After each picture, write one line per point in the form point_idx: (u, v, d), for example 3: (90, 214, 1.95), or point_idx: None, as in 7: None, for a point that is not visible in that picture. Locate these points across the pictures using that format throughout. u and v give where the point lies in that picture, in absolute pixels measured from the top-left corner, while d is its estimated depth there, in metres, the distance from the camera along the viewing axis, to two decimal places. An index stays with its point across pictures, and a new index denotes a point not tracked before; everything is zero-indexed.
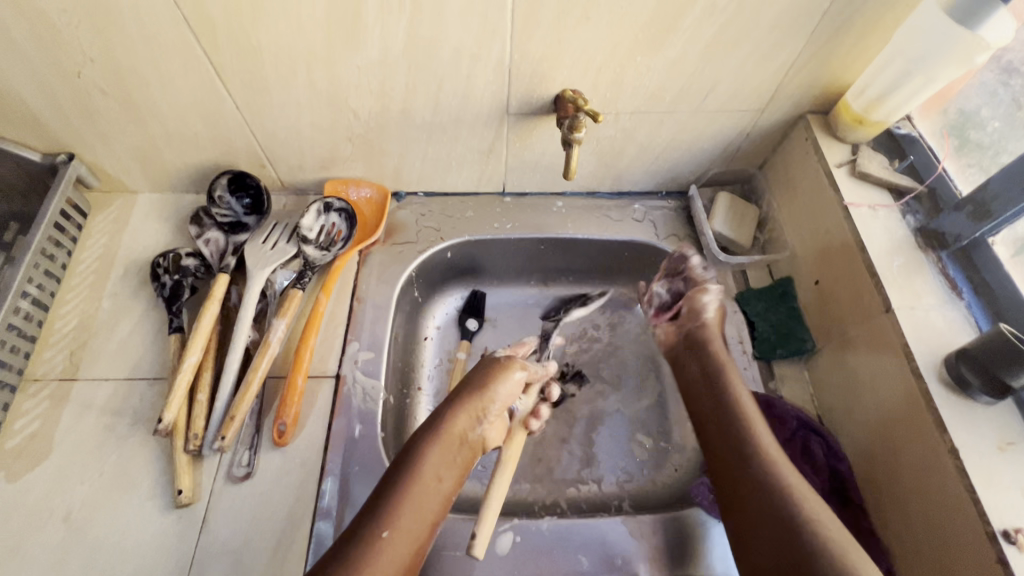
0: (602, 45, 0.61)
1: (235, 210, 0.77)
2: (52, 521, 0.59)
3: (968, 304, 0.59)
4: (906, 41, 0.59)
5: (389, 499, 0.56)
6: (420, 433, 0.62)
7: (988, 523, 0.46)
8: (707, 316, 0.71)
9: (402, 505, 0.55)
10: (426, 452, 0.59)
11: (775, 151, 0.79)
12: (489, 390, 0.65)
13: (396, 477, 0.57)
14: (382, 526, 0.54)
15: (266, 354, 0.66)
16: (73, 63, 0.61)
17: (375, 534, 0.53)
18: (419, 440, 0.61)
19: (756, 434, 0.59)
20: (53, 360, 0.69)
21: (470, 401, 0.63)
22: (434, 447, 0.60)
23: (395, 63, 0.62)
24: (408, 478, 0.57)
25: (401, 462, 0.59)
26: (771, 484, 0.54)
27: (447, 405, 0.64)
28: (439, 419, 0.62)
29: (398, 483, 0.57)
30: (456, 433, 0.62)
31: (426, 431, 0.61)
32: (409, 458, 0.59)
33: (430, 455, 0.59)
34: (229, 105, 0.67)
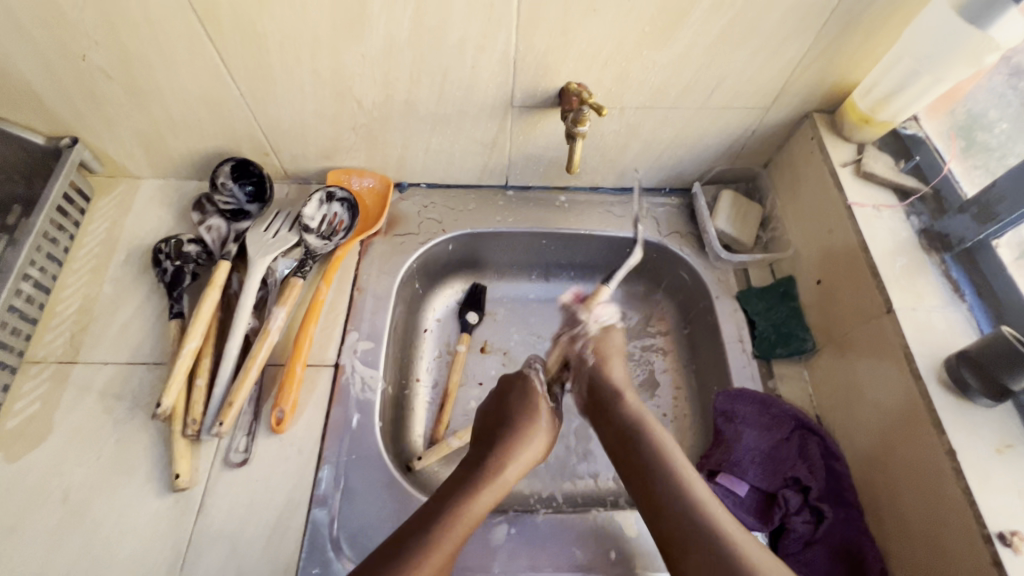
0: (608, 38, 0.61)
1: (237, 197, 0.77)
2: (51, 502, 0.59)
3: (970, 306, 0.59)
4: (917, 37, 0.58)
5: (440, 529, 0.53)
6: (476, 470, 0.60)
7: (984, 526, 0.46)
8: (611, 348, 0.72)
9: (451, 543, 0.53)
10: (482, 494, 0.58)
11: (760, 166, 0.82)
12: (524, 446, 0.64)
13: (452, 508, 0.55)
14: (430, 557, 0.52)
15: (266, 342, 0.66)
16: (78, 46, 0.61)
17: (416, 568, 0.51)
18: (476, 478, 0.59)
19: (650, 434, 0.62)
20: (53, 343, 0.69)
21: (525, 458, 0.63)
22: (491, 492, 0.59)
23: (400, 52, 0.62)
24: (462, 514, 0.55)
25: (459, 494, 0.57)
26: (670, 480, 0.56)
27: (505, 452, 0.62)
28: (497, 465, 0.61)
29: (452, 515, 0.55)
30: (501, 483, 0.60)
31: (487, 471, 0.60)
32: (457, 487, 0.58)
33: (487, 496, 0.58)
34: (234, 91, 0.67)
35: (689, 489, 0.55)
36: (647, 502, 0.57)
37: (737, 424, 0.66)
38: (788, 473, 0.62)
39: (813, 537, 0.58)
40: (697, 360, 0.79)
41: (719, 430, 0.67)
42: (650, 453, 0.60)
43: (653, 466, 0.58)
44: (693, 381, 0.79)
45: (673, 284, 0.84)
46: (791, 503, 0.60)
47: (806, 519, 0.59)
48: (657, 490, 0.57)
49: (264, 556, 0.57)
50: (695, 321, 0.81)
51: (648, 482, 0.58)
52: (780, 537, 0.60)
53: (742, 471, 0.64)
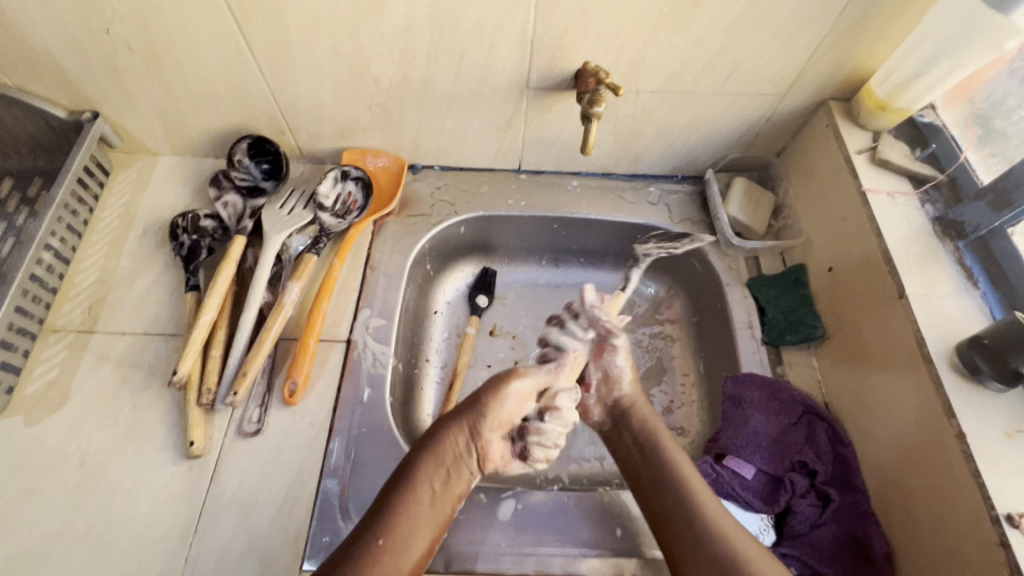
0: (626, 19, 0.61)
1: (253, 174, 0.78)
2: (69, 465, 0.61)
3: (983, 293, 0.59)
4: (939, 21, 0.57)
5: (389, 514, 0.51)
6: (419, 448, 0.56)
7: (993, 508, 0.46)
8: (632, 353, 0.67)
9: (403, 526, 0.51)
10: (429, 468, 0.55)
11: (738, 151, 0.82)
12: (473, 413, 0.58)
13: (394, 492, 0.53)
14: (376, 543, 0.50)
15: (280, 316, 0.67)
16: (102, 19, 0.61)
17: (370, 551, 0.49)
18: (422, 453, 0.55)
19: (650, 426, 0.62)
20: (72, 313, 0.70)
21: (471, 414, 0.57)
22: (439, 466, 0.55)
23: (418, 30, 0.63)
24: (409, 490, 0.53)
25: (402, 474, 0.55)
26: (685, 502, 0.54)
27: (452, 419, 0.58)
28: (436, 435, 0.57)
29: (395, 497, 0.52)
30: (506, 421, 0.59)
31: (431, 442, 0.56)
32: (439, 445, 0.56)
33: (432, 471, 0.54)
34: (253, 67, 0.68)
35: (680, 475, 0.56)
36: (646, 494, 0.58)
37: (744, 407, 0.66)
38: (794, 457, 0.63)
39: (820, 520, 0.59)
40: (706, 346, 0.80)
41: (726, 414, 0.67)
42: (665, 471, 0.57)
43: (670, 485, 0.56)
44: (701, 368, 0.80)
45: (682, 271, 0.84)
46: (797, 486, 0.61)
47: (812, 502, 0.60)
48: (672, 507, 0.55)
49: (276, 524, 0.58)
50: (704, 308, 0.81)
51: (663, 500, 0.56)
52: (785, 519, 0.61)
53: (749, 454, 0.64)
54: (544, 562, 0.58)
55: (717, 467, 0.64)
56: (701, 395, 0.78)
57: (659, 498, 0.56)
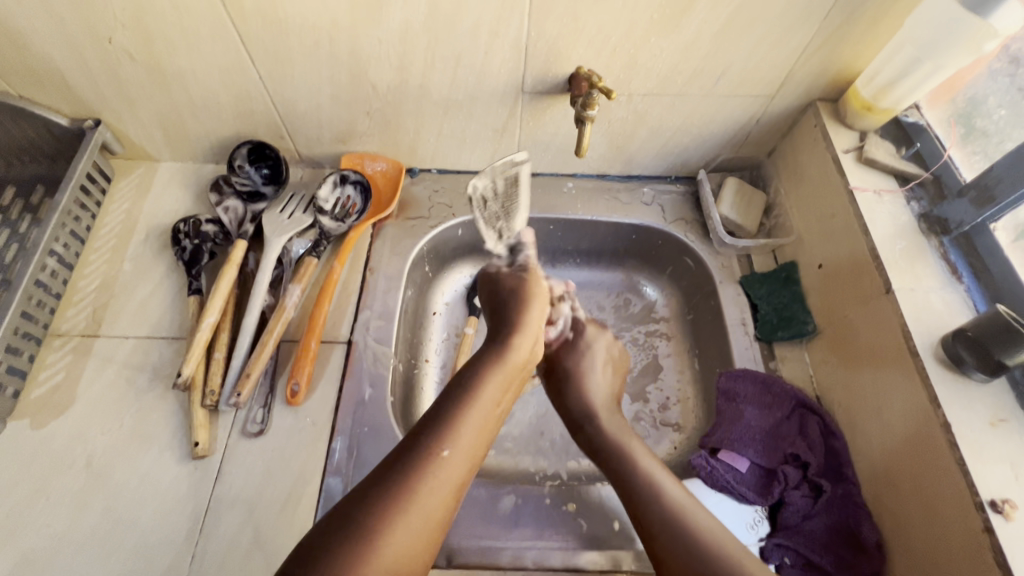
0: (618, 24, 0.62)
1: (254, 179, 0.80)
2: (75, 467, 0.62)
3: (967, 288, 0.60)
4: (920, 25, 0.59)
5: (450, 420, 0.49)
6: (478, 360, 0.56)
7: (977, 494, 0.48)
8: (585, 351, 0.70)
9: (469, 422, 0.49)
10: (487, 381, 0.53)
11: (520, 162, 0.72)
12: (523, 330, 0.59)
13: (449, 400, 0.50)
14: (445, 440, 0.47)
15: (281, 319, 0.68)
16: (105, 28, 0.63)
17: (434, 452, 0.46)
18: (475, 371, 0.54)
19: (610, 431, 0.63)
20: (77, 317, 0.71)
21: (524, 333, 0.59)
22: (496, 377, 0.54)
23: (415, 37, 0.64)
24: (468, 400, 0.51)
25: (458, 388, 0.52)
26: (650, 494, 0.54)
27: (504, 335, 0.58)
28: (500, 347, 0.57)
29: (451, 401, 0.50)
30: (523, 364, 0.58)
31: (489, 357, 0.56)
32: (470, 395, 0.51)
33: (492, 385, 0.53)
34: (253, 74, 0.69)
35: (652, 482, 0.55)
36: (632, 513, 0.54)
37: (738, 402, 0.68)
38: (787, 450, 0.64)
39: (811, 510, 0.60)
40: (701, 343, 0.81)
41: (720, 409, 0.69)
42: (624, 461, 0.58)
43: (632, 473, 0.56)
44: (697, 365, 0.81)
45: (677, 270, 0.86)
46: (790, 478, 0.62)
47: (805, 493, 0.62)
48: (645, 503, 0.53)
49: (280, 522, 0.59)
50: (699, 306, 0.83)
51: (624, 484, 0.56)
52: (778, 511, 0.63)
53: (743, 447, 0.66)
54: (542, 556, 0.59)
55: (711, 462, 0.65)
56: (696, 391, 0.79)
57: (637, 502, 0.54)
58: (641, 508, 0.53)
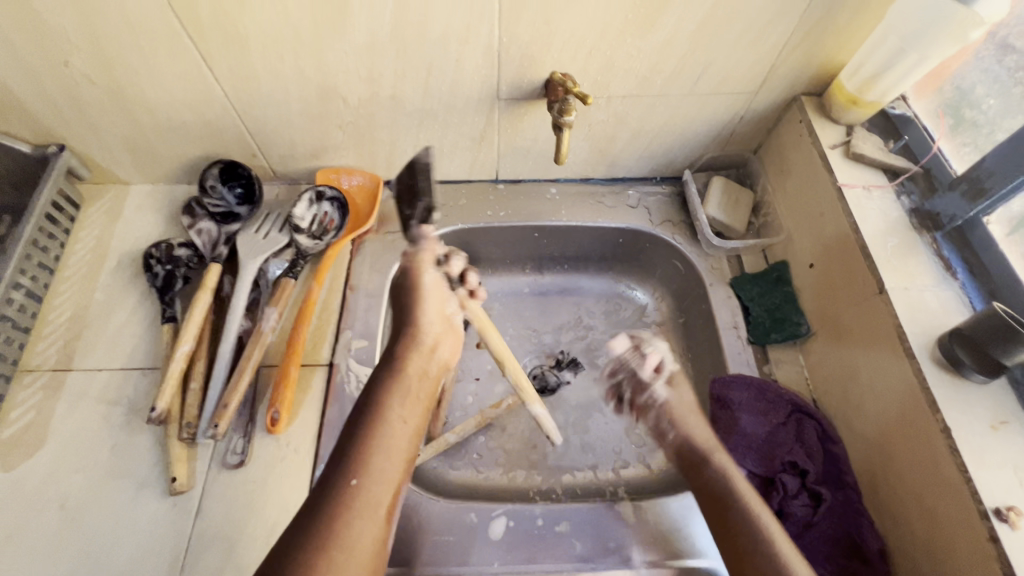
0: (592, 26, 0.60)
1: (227, 200, 0.77)
2: (49, 509, 0.59)
3: (962, 284, 0.58)
4: (904, 14, 0.58)
5: (358, 448, 0.53)
6: (374, 380, 0.60)
7: (981, 503, 0.46)
8: (683, 414, 0.65)
9: (375, 448, 0.54)
10: (388, 398, 0.58)
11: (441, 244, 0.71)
12: (416, 336, 0.65)
13: (357, 426, 0.55)
14: (353, 471, 0.52)
15: (259, 344, 0.66)
16: (59, 53, 0.60)
17: (345, 484, 0.51)
18: (375, 392, 0.59)
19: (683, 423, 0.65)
20: (47, 351, 0.69)
21: (417, 337, 0.65)
22: (396, 391, 0.59)
23: (384, 48, 0.62)
24: (376, 421, 0.56)
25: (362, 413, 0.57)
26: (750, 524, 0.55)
27: (399, 346, 0.64)
28: (396, 360, 0.62)
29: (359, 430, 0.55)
30: (418, 371, 0.63)
31: (383, 374, 0.61)
32: (373, 417, 0.56)
33: (393, 399, 0.58)
34: (217, 92, 0.66)
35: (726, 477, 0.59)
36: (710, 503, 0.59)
37: (732, 410, 0.66)
38: (784, 457, 0.62)
39: (812, 520, 0.58)
40: (693, 348, 0.79)
41: (716, 417, 0.68)
42: (726, 481, 0.59)
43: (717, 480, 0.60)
44: (691, 370, 0.79)
45: (666, 273, 0.84)
46: (789, 486, 0.60)
47: (805, 502, 0.59)
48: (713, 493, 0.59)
49: (264, 558, 0.57)
50: (690, 309, 0.81)
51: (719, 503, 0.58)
52: None
53: (740, 456, 0.64)
54: None
55: None
56: None
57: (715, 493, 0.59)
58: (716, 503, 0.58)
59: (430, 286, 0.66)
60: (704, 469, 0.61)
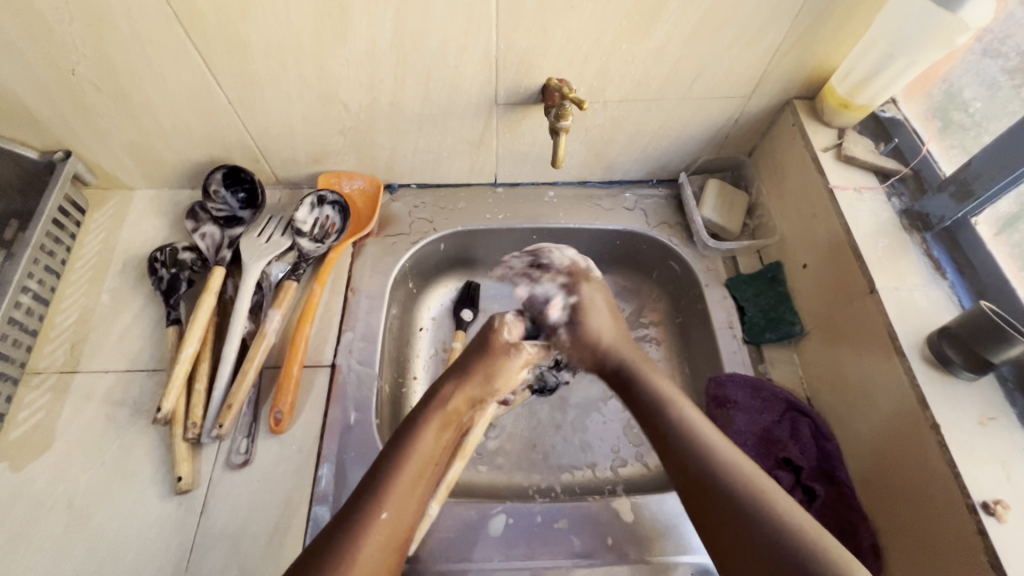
0: (587, 33, 0.62)
1: (230, 204, 0.78)
2: (57, 509, 0.61)
3: (951, 283, 0.60)
4: (891, 21, 0.59)
5: (386, 482, 0.53)
6: (414, 413, 0.60)
7: (969, 497, 0.47)
8: (590, 315, 0.69)
9: (401, 485, 0.53)
10: (424, 432, 0.57)
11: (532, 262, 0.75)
12: (465, 385, 0.62)
13: (388, 459, 0.55)
14: (382, 505, 0.51)
15: (262, 345, 0.67)
16: (67, 61, 0.62)
17: (369, 518, 0.50)
18: (413, 424, 0.58)
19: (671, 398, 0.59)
20: (54, 353, 0.70)
21: (471, 387, 0.62)
22: (431, 429, 0.58)
23: (383, 55, 0.63)
24: (405, 455, 0.55)
25: (395, 445, 0.56)
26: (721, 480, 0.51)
27: (447, 386, 0.62)
28: (437, 400, 0.61)
29: (389, 463, 0.55)
30: (457, 414, 0.61)
31: (423, 410, 0.60)
32: (404, 450, 0.56)
33: (428, 435, 0.57)
34: (221, 99, 0.68)
35: (700, 442, 0.54)
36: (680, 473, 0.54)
37: (728, 408, 0.67)
38: (779, 454, 0.63)
39: None
40: (690, 347, 0.80)
41: (712, 415, 0.69)
42: (685, 438, 0.55)
43: (687, 450, 0.54)
44: (687, 370, 0.80)
45: (663, 274, 0.85)
46: (783, 483, 0.61)
47: (798, 499, 0.61)
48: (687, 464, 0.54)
49: (268, 555, 0.58)
50: (686, 309, 0.82)
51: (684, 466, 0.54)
52: None
53: None
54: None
55: None
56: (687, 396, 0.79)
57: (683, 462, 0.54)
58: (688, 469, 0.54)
59: (513, 361, 0.65)
60: (664, 427, 0.57)
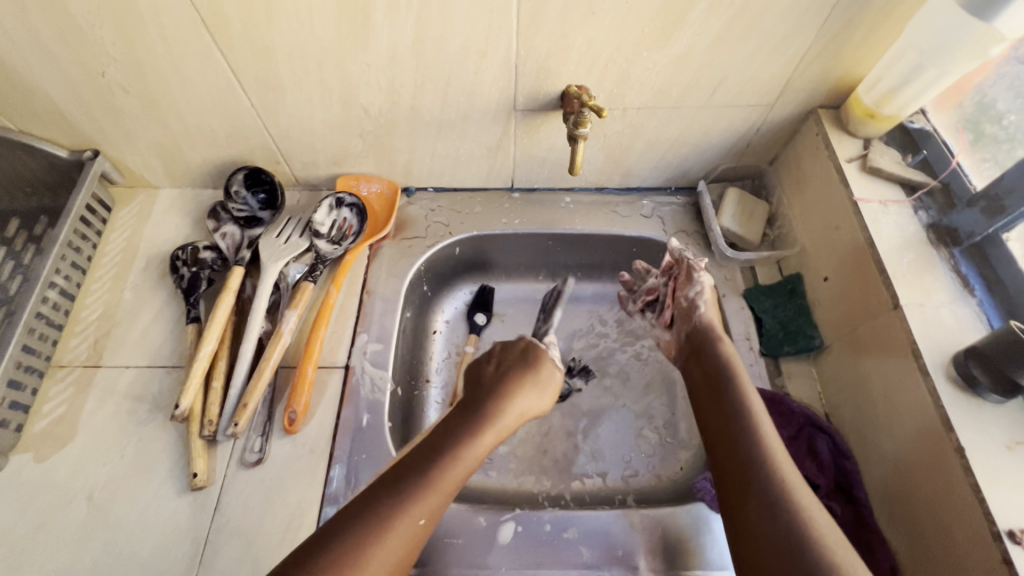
0: (608, 40, 0.61)
1: (250, 205, 0.79)
2: (76, 500, 0.62)
3: (980, 301, 0.58)
4: (922, 29, 0.57)
5: (427, 484, 0.53)
6: (470, 421, 0.61)
7: (994, 523, 0.45)
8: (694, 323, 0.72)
9: (437, 493, 0.53)
10: (478, 443, 0.59)
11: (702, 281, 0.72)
12: (524, 401, 0.65)
13: (439, 462, 0.55)
14: (419, 510, 0.52)
15: (278, 345, 0.68)
16: (97, 63, 0.63)
17: (405, 519, 0.51)
18: (471, 431, 0.59)
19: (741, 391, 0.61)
20: (78, 348, 0.72)
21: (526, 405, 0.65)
22: (484, 441, 0.59)
23: (404, 60, 0.64)
24: (456, 458, 0.56)
25: (452, 446, 0.57)
26: (771, 475, 0.53)
27: (506, 399, 0.63)
28: (494, 413, 0.62)
29: (439, 467, 0.55)
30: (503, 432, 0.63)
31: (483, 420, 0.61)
32: (455, 454, 0.56)
33: (479, 448, 0.59)
34: (244, 101, 0.69)
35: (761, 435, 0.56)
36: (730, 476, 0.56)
37: None
38: (795, 471, 0.62)
39: None
40: None
41: None
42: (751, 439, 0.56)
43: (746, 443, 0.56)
44: None
45: None
46: None
47: None
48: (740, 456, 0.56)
49: (279, 553, 0.59)
50: None
51: (746, 467, 0.54)
52: None
53: None
54: None
55: None
56: None
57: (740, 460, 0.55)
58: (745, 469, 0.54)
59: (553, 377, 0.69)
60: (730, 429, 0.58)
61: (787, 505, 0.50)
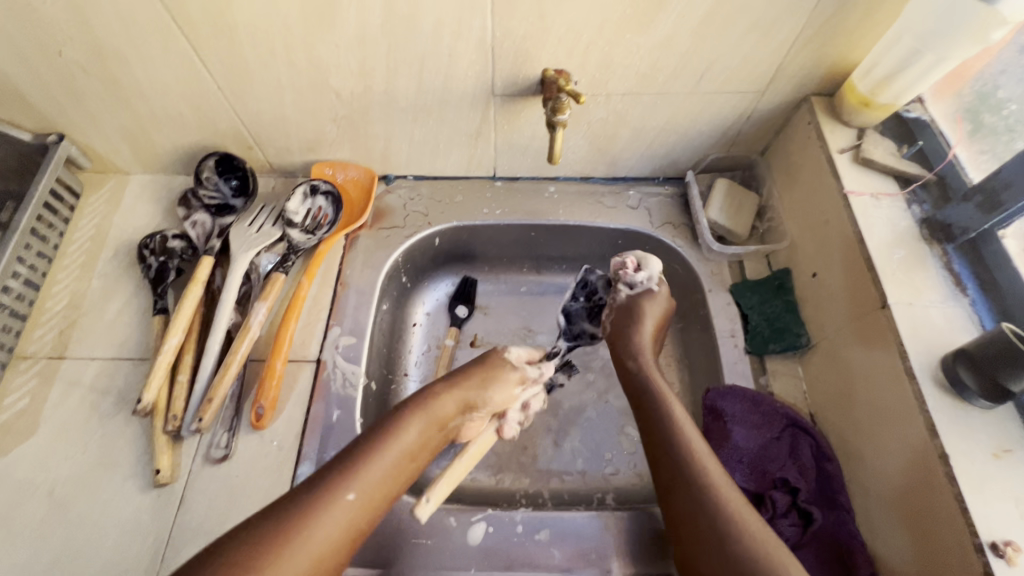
0: (589, 21, 0.58)
1: (222, 191, 0.77)
2: (37, 496, 0.60)
3: (972, 301, 0.55)
4: (919, 12, 0.54)
5: (373, 456, 0.52)
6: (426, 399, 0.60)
7: (977, 534, 0.44)
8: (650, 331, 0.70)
9: (382, 465, 0.52)
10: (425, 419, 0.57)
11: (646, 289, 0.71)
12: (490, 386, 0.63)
13: (384, 435, 0.54)
14: (357, 482, 0.50)
15: (246, 337, 0.65)
16: (53, 42, 0.60)
17: (345, 489, 0.49)
18: (421, 408, 0.58)
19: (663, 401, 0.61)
20: (43, 339, 0.70)
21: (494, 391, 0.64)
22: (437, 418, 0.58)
23: (374, 42, 0.60)
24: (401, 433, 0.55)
25: (399, 420, 0.56)
26: (692, 478, 0.53)
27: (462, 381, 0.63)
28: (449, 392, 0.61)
29: (384, 440, 0.54)
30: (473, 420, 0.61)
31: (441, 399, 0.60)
32: (403, 427, 0.56)
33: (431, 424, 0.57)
34: (210, 83, 0.66)
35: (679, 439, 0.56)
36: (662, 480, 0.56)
37: (725, 422, 0.63)
38: (775, 474, 0.60)
39: (800, 541, 0.56)
40: (690, 354, 0.77)
41: (707, 427, 0.65)
42: (669, 441, 0.57)
43: (667, 447, 0.56)
44: (686, 378, 0.77)
45: (665, 276, 0.82)
46: (778, 504, 0.58)
47: (793, 522, 0.57)
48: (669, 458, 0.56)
49: None
50: (688, 314, 0.78)
51: (674, 472, 0.54)
52: None
53: (728, 471, 0.61)
54: None
55: None
56: (686, 406, 0.76)
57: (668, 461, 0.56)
58: (670, 473, 0.55)
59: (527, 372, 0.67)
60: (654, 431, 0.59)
61: (716, 507, 0.51)
